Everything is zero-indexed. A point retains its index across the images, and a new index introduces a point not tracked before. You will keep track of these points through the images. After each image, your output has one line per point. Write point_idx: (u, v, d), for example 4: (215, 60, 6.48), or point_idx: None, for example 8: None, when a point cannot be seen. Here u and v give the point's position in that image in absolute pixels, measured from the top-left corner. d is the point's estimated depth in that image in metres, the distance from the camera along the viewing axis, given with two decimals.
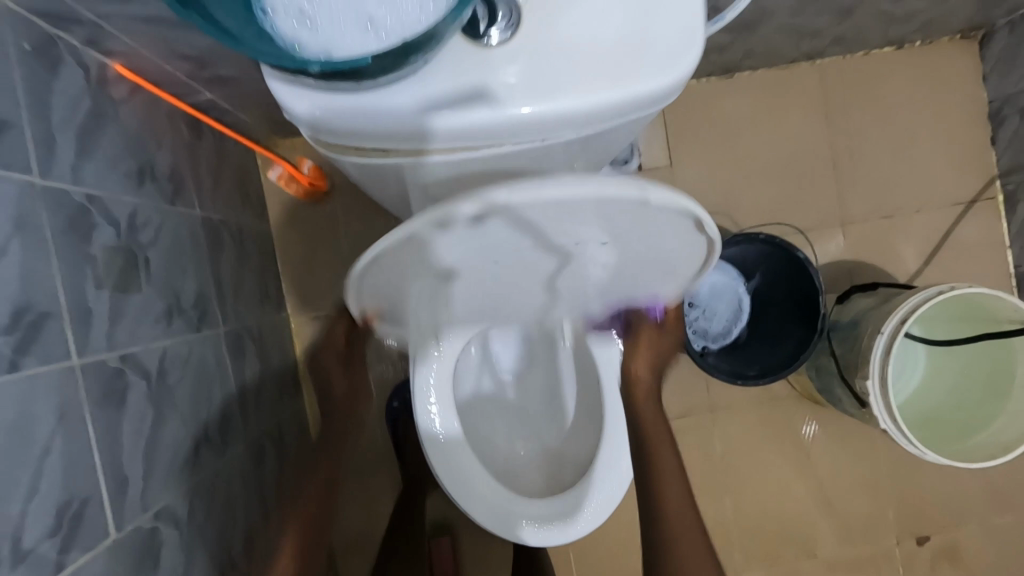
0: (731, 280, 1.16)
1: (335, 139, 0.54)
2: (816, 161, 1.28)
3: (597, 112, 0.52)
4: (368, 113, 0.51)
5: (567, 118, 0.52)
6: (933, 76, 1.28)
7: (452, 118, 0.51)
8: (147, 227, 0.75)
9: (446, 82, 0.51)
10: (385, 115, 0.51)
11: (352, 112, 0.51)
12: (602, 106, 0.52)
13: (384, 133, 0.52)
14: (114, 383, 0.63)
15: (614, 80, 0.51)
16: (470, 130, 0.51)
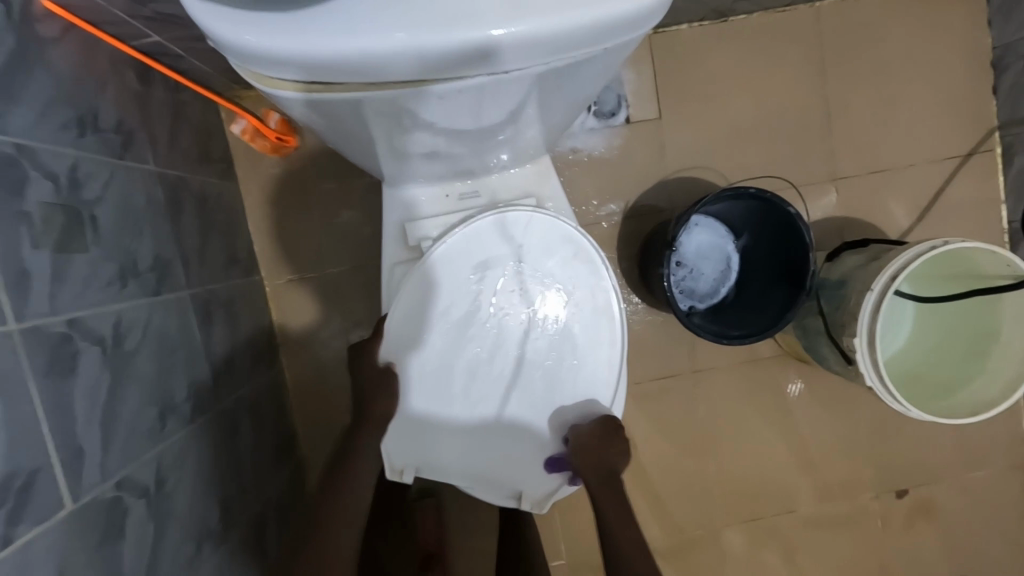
0: (719, 240, 1.15)
1: (279, 76, 0.48)
2: (810, 114, 1.23)
3: (570, 34, 0.47)
4: (313, 42, 0.45)
5: (536, 44, 0.47)
6: (935, 22, 1.21)
7: (411, 44, 0.45)
8: (92, 183, 0.69)
9: (400, 3, 0.45)
10: (333, 44, 0.45)
11: (294, 42, 0.45)
12: (574, 27, 0.47)
13: (334, 66, 0.46)
14: (62, 348, 0.59)
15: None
16: (432, 56, 0.46)
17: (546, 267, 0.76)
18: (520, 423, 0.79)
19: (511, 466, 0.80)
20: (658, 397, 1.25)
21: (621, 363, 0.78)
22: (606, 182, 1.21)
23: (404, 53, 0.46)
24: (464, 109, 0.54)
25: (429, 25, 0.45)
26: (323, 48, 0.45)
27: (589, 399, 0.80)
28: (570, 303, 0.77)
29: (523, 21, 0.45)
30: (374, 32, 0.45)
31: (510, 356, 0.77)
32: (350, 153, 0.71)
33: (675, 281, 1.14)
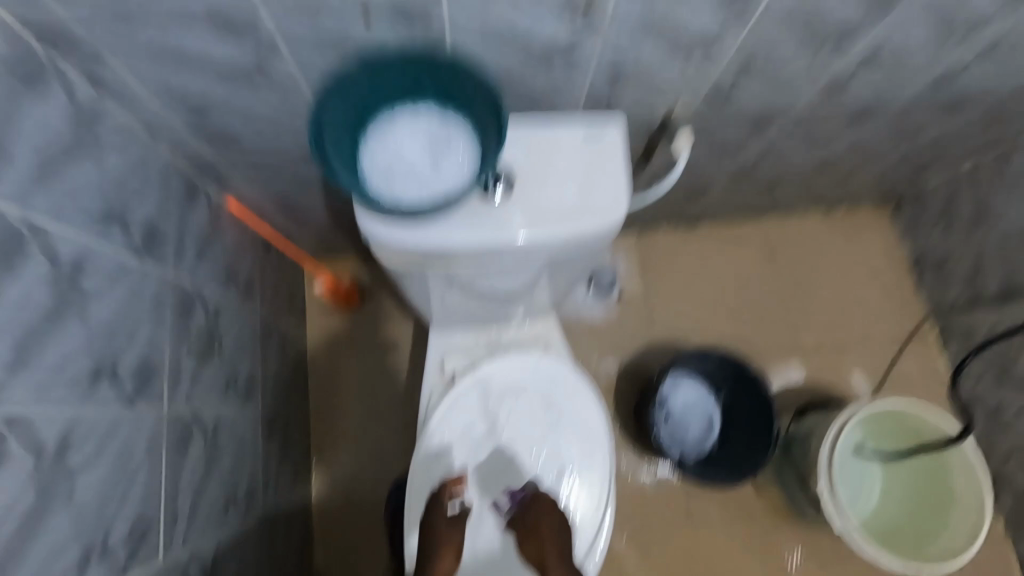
0: (701, 395, 1.32)
1: (381, 256, 0.69)
2: (769, 298, 1.52)
3: (581, 241, 0.68)
4: (409, 238, 0.64)
5: (557, 245, 0.68)
6: (860, 235, 1.57)
7: (473, 244, 0.65)
8: (225, 316, 0.96)
9: (468, 213, 0.66)
10: (421, 238, 0.65)
11: (396, 236, 0.64)
12: (583, 235, 0.67)
13: (420, 255, 0.67)
14: (185, 432, 0.79)
15: (590, 217, 0.66)
16: (485, 252, 0.67)
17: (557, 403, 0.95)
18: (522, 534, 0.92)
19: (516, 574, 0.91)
20: (657, 544, 1.31)
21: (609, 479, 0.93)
22: (605, 343, 1.46)
23: (469, 248, 0.66)
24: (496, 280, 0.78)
25: (487, 232, 0.65)
26: (414, 240, 0.65)
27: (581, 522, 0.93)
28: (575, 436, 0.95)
29: (550, 230, 0.66)
30: (449, 233, 0.65)
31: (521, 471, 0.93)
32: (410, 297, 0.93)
33: (666, 431, 1.31)
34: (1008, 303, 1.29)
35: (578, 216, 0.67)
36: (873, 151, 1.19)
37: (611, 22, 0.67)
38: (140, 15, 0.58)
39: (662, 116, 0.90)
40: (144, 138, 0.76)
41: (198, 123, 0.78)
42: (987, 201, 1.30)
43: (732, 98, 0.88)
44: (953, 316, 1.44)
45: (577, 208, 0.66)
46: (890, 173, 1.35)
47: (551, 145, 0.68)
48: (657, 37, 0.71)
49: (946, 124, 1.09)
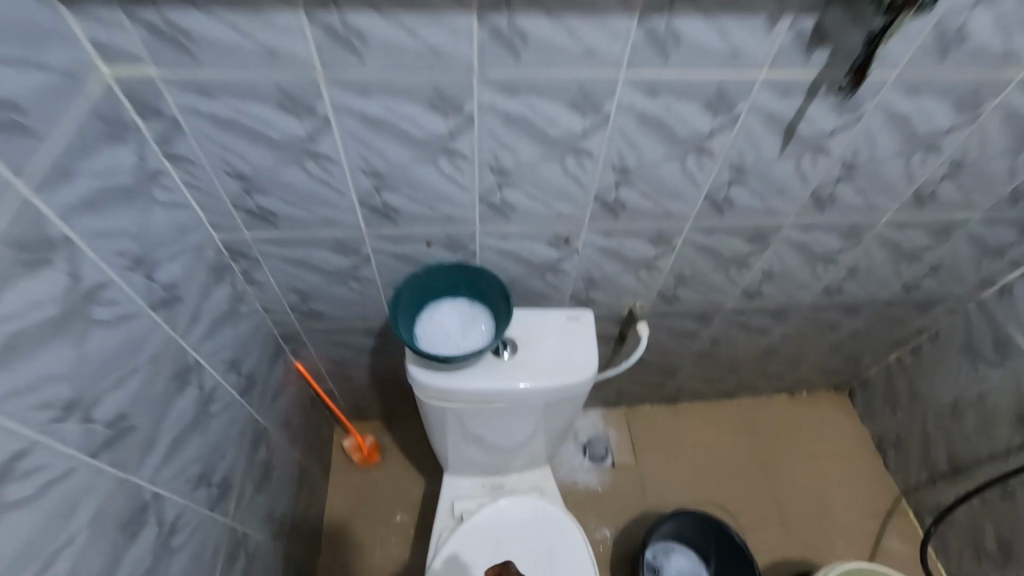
0: (695, 565, 1.40)
1: (420, 395, 0.93)
2: (750, 472, 1.67)
3: (566, 388, 0.92)
4: (444, 378, 0.90)
5: (548, 391, 0.92)
6: (823, 416, 1.78)
7: (488, 386, 0.90)
8: (278, 456, 1.17)
9: (485, 366, 0.92)
10: (452, 380, 0.89)
11: (435, 378, 0.89)
12: (567, 383, 0.92)
13: (450, 394, 0.91)
14: (233, 549, 0.94)
15: (572, 371, 0.92)
16: (496, 393, 0.91)
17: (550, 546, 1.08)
18: None
19: None
20: None
21: None
22: (599, 511, 1.58)
23: (484, 389, 0.90)
24: (502, 424, 1.00)
25: (498, 378, 0.90)
26: (447, 382, 0.89)
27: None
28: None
29: (544, 378, 0.91)
30: (471, 377, 0.90)
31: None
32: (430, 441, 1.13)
33: None
34: (959, 478, 1.44)
35: (563, 369, 0.93)
36: (805, 342, 1.49)
37: (582, 251, 1.04)
38: (295, 243, 0.95)
39: (627, 309, 1.23)
40: (259, 314, 1.09)
41: (298, 306, 1.11)
42: (916, 387, 1.55)
43: (676, 299, 1.22)
44: (920, 492, 1.57)
45: (561, 365, 0.93)
46: (830, 361, 1.63)
47: (544, 323, 0.98)
48: (615, 260, 1.07)
49: (853, 323, 1.41)
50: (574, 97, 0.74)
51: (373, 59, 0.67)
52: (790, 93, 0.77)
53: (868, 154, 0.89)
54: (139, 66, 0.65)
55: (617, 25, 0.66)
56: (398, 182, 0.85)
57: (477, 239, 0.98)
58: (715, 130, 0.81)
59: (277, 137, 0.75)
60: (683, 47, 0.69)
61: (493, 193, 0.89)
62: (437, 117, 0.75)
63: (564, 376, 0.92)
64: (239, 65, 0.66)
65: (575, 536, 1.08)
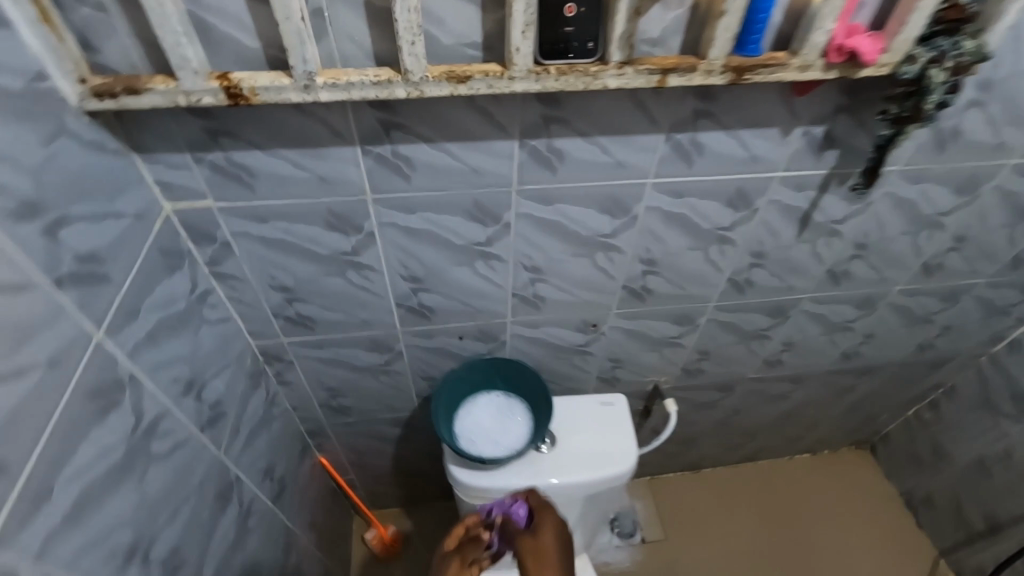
0: None
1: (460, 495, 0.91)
2: (783, 540, 1.63)
3: (605, 479, 0.91)
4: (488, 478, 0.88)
5: (588, 484, 0.91)
6: (848, 476, 1.76)
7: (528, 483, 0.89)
8: (305, 561, 1.12)
9: (526, 463, 0.90)
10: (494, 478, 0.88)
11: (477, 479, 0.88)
12: (606, 475, 0.91)
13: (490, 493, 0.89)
14: None
15: (610, 462, 0.91)
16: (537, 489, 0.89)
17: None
18: None
19: None
20: None
21: None
22: None
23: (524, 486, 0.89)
24: None
25: (539, 474, 0.89)
26: (487, 481, 0.88)
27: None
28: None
29: (584, 473, 0.90)
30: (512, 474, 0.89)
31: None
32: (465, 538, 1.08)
33: None
34: (999, 537, 1.41)
35: (602, 461, 0.92)
36: (824, 404, 1.50)
37: (609, 334, 1.06)
38: (329, 345, 0.95)
39: (652, 384, 1.24)
40: (288, 413, 1.08)
41: (327, 403, 1.10)
42: (940, 442, 1.55)
43: (699, 373, 1.23)
44: (959, 553, 1.53)
45: (599, 457, 0.92)
46: (850, 420, 1.63)
47: (580, 411, 0.98)
48: (641, 340, 1.09)
49: (870, 384, 1.43)
50: (605, 203, 0.78)
51: (420, 181, 0.71)
52: (804, 188, 0.82)
53: (877, 234, 0.93)
54: (199, 200, 0.68)
55: (647, 141, 0.71)
56: (435, 285, 0.87)
57: (507, 329, 1.00)
58: (736, 222, 0.86)
59: (323, 253, 0.78)
60: (707, 156, 0.74)
61: (525, 288, 0.92)
62: (476, 226, 0.78)
63: (603, 468, 0.91)
64: (292, 194, 0.69)
65: None
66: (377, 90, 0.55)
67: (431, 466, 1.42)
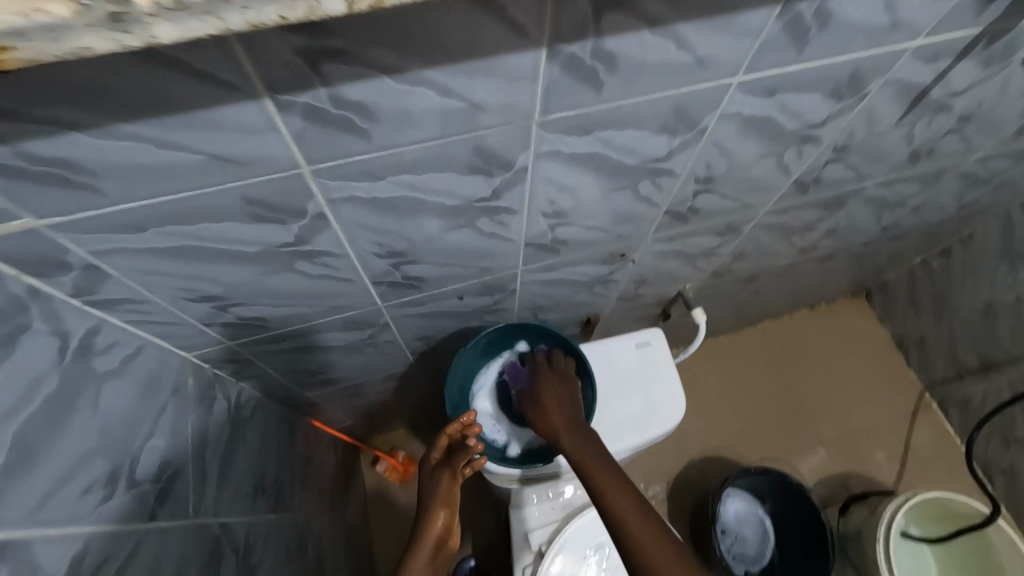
0: (750, 506, 1.45)
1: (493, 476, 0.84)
2: (782, 396, 1.67)
3: (648, 440, 0.83)
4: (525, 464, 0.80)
5: (629, 447, 0.83)
6: (844, 326, 1.77)
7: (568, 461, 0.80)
8: (320, 533, 1.04)
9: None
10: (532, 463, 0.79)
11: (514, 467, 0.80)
12: (650, 436, 0.82)
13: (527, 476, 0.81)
14: None
15: (654, 423, 0.82)
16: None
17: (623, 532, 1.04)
18: None
19: None
20: None
21: None
22: (647, 471, 1.57)
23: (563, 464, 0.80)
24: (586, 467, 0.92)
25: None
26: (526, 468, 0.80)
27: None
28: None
29: (626, 438, 0.82)
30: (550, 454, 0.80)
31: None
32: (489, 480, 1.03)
33: (727, 548, 1.40)
34: (989, 374, 1.46)
35: (644, 422, 0.82)
36: (840, 271, 1.41)
37: (638, 259, 0.86)
38: (292, 336, 0.73)
39: (675, 292, 1.09)
40: (261, 402, 0.89)
41: (305, 381, 0.92)
42: (945, 290, 1.52)
43: (728, 272, 1.08)
44: (944, 387, 1.61)
45: (645, 413, 0.83)
46: (857, 276, 1.57)
47: (616, 361, 0.84)
48: (673, 258, 0.90)
49: (894, 246, 1.32)
50: (665, 119, 0.52)
51: (386, 134, 0.42)
52: (938, 57, 0.57)
53: (992, 101, 0.71)
54: (7, 222, 0.39)
55: (748, 21, 0.43)
56: (423, 254, 0.63)
57: (518, 278, 0.79)
58: (831, 116, 0.61)
59: (254, 251, 0.52)
60: (829, 31, 0.47)
61: (541, 235, 0.68)
62: (478, 180, 0.52)
63: (652, 425, 0.82)
64: (173, 189, 0.41)
65: None
66: (280, 7, 0.25)
67: (433, 397, 1.31)
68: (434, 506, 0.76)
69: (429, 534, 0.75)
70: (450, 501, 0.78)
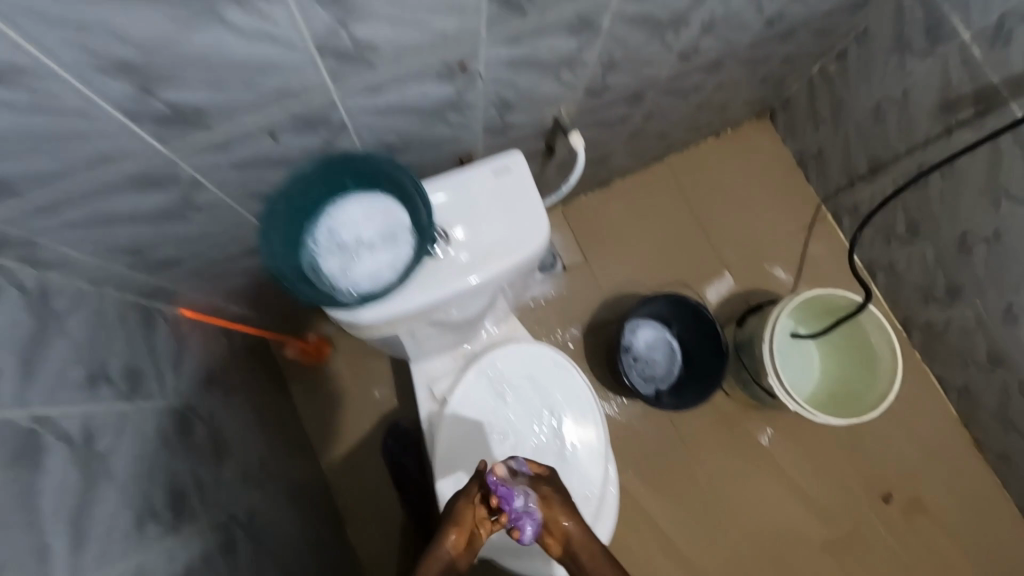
0: (658, 332, 1.52)
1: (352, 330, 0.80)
2: (688, 227, 1.69)
3: (513, 268, 0.79)
4: (380, 309, 0.76)
5: (495, 279, 0.79)
6: (748, 148, 1.75)
7: (429, 301, 0.76)
8: (218, 418, 1.01)
9: (425, 276, 0.76)
10: (388, 308, 0.75)
11: (371, 315, 0.75)
12: (515, 264, 0.79)
13: (388, 323, 0.77)
14: (227, 534, 0.87)
15: (516, 248, 0.78)
16: (443, 302, 0.78)
17: (521, 363, 1.12)
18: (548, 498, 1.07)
19: None
20: (660, 471, 1.54)
21: (604, 423, 1.12)
22: (563, 316, 1.60)
23: (425, 305, 0.77)
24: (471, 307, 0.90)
25: (438, 286, 0.76)
26: (384, 315, 0.76)
27: (593, 482, 1.10)
28: (552, 391, 1.12)
29: (490, 268, 0.77)
30: (409, 294, 0.76)
31: (528, 445, 1.10)
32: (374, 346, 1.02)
33: (639, 373, 1.48)
34: (876, 177, 1.50)
35: (507, 250, 0.78)
36: (734, 86, 1.35)
37: (485, 72, 0.76)
38: (71, 202, 0.61)
39: (551, 119, 1.01)
40: (91, 293, 0.79)
41: (138, 263, 0.82)
42: (841, 95, 1.49)
43: (605, 90, 0.99)
44: (839, 197, 1.66)
45: (512, 235, 0.78)
46: (756, 93, 1.52)
47: (470, 188, 0.79)
48: (528, 68, 0.80)
49: (786, 49, 1.25)
50: None
51: None
52: None
53: None
54: None
55: None
56: (175, 69, 0.50)
57: (340, 105, 0.67)
58: None
59: None
60: None
61: (336, 36, 0.56)
62: None
63: (522, 246, 0.78)
64: None
65: (565, 367, 1.13)
66: None
67: None
68: (445, 526, 0.80)
69: (436, 557, 0.78)
70: (462, 522, 0.80)
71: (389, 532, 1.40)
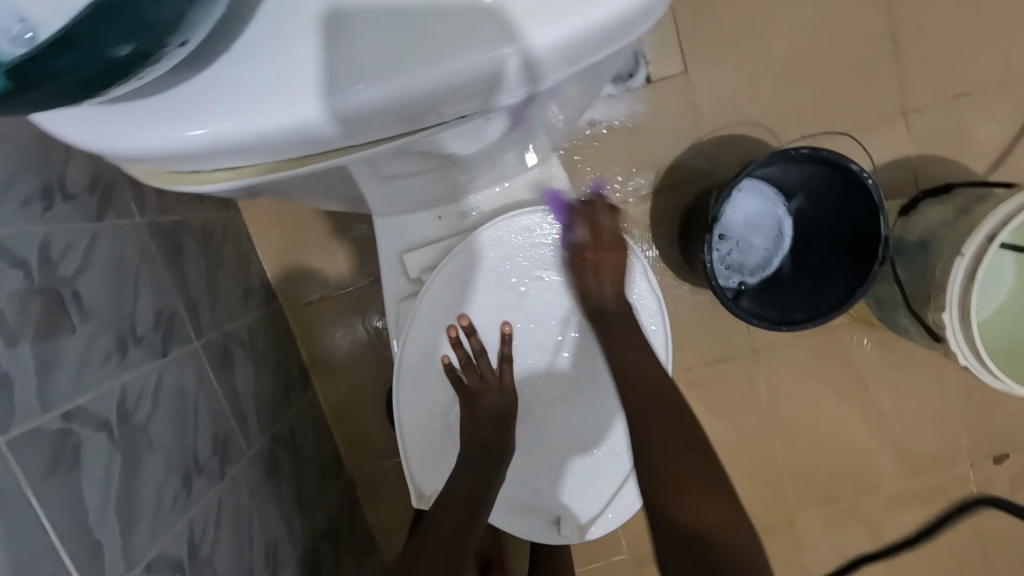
0: (768, 204, 1.02)
1: (169, 166, 0.45)
2: (865, 38, 1.05)
3: (568, 54, 0.41)
4: (208, 115, 0.41)
5: (554, 68, 0.42)
6: None
7: (388, 99, 0.41)
8: (69, 257, 0.64)
9: (343, 29, 0.40)
10: (243, 114, 0.41)
11: (190, 130, 0.41)
12: (586, 35, 0.41)
13: (254, 147, 0.42)
14: (61, 444, 0.56)
15: None
16: (419, 105, 0.41)
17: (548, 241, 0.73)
18: (554, 435, 0.76)
19: (560, 481, 0.76)
20: (713, 379, 1.19)
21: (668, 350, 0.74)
22: (631, 156, 1.09)
23: (381, 107, 0.41)
24: (472, 133, 0.50)
25: (404, 67, 0.40)
26: (232, 126, 0.41)
27: None
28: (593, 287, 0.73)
29: (519, 44, 0.40)
30: (336, 78, 0.40)
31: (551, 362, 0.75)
32: (292, 192, 0.59)
33: (721, 257, 1.04)
34: None
35: (550, 7, 0.40)
36: None
37: None
38: None
39: None
40: None
41: None
42: None
43: None
44: None
45: None
46: None
47: None
48: None
49: None
50: None
51: None
52: None
53: None
54: None
55: None
56: None
57: None
58: None
59: None
60: None
61: None
62: None
63: None
64: None
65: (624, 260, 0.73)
66: None
67: None
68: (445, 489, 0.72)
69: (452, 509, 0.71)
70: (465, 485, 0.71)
71: (370, 386, 1.20)
